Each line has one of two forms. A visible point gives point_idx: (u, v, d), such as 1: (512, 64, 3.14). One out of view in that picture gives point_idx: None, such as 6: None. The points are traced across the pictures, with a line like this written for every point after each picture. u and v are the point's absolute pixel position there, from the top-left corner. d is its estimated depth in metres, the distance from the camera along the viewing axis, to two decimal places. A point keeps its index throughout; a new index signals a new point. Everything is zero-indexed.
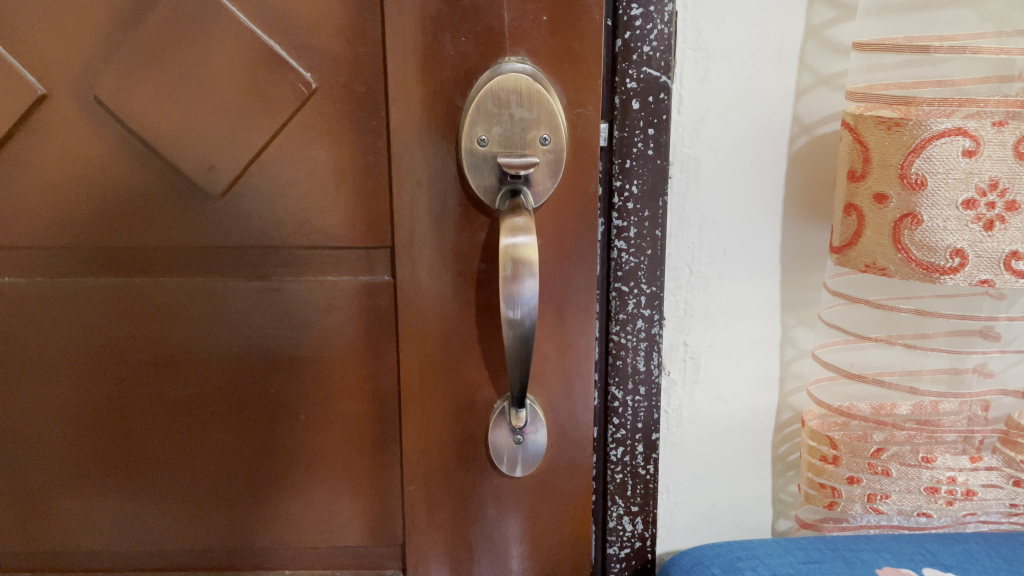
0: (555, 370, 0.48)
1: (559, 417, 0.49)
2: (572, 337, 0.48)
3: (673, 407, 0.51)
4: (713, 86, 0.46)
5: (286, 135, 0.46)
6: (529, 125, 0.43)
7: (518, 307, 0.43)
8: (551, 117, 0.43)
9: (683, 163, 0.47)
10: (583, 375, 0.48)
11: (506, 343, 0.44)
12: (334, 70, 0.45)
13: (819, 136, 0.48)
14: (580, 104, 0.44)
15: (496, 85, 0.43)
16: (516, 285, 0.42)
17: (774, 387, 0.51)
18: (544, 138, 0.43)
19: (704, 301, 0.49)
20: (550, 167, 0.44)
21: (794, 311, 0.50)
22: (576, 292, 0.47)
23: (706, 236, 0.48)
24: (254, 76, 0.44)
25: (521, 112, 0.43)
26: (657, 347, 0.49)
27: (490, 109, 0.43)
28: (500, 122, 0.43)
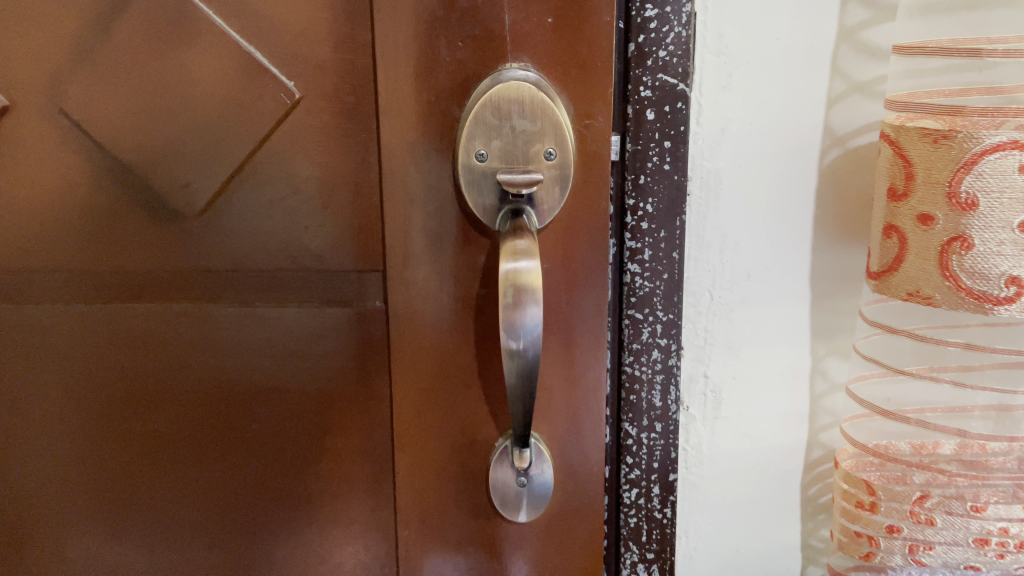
0: (562, 405, 0.44)
1: (566, 457, 0.45)
2: (581, 369, 0.43)
3: (692, 445, 0.47)
4: (736, 94, 0.42)
5: (268, 150, 0.42)
6: (532, 138, 0.39)
7: (519, 338, 0.38)
8: (556, 130, 0.39)
9: (702, 179, 0.43)
10: (593, 410, 0.44)
11: (508, 377, 0.40)
12: (320, 78, 0.41)
13: (852, 149, 0.43)
14: (589, 115, 0.40)
15: (496, 95, 0.39)
16: (517, 314, 0.38)
17: (804, 423, 0.47)
18: (549, 152, 0.39)
19: (726, 330, 0.45)
20: (556, 185, 0.40)
21: (825, 340, 0.46)
22: (584, 320, 0.43)
23: (728, 258, 0.44)
24: (231, 88, 0.41)
25: (523, 125, 0.39)
26: (674, 380, 0.45)
27: (489, 120, 0.39)
28: (500, 135, 0.39)
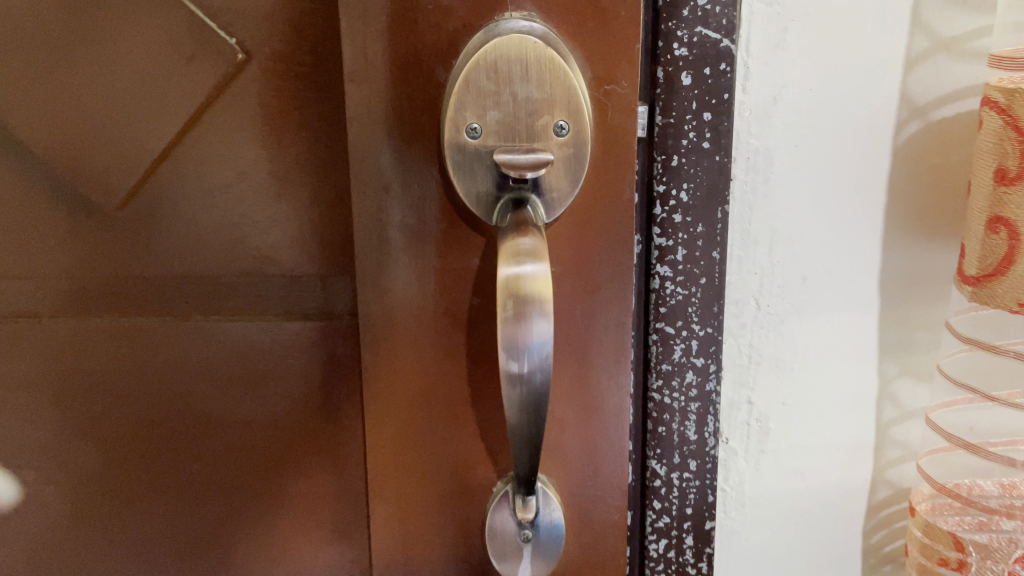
0: (575, 441, 0.36)
1: (580, 506, 0.36)
2: (598, 396, 0.35)
3: (732, 485, 0.38)
4: (792, 53, 0.33)
5: (205, 126, 0.34)
6: (539, 108, 0.31)
7: (524, 359, 0.30)
8: (569, 97, 0.31)
9: (748, 161, 0.35)
10: (614, 446, 0.36)
11: (508, 409, 0.31)
12: (272, 33, 0.33)
13: (935, 123, 0.35)
14: (610, 79, 0.32)
15: (492, 52, 0.30)
16: (521, 329, 0.30)
17: (867, 457, 0.39)
18: (559, 125, 0.31)
19: (775, 345, 0.37)
20: (569, 167, 0.32)
21: (895, 358, 0.37)
22: (601, 338, 0.34)
23: (779, 258, 0.36)
24: (157, 48, 0.32)
25: (527, 91, 0.31)
26: (713, 409, 0.37)
27: (483, 85, 0.31)
28: (497, 105, 0.31)
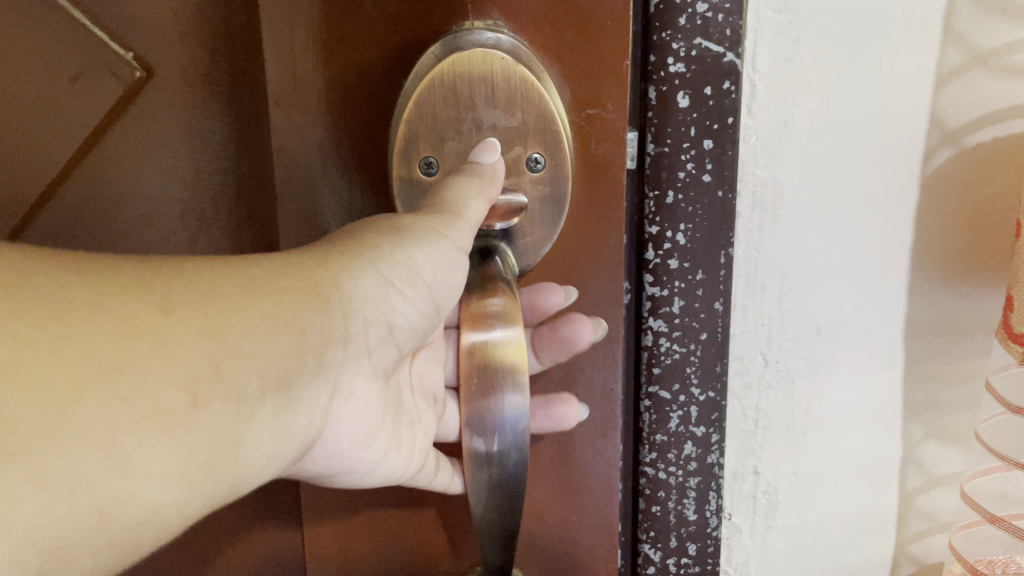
0: (555, 526, 0.31)
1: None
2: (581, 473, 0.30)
3: (734, 566, 0.33)
4: (808, 68, 0.28)
5: (106, 158, 0.29)
6: (507, 138, 0.26)
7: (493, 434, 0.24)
8: (545, 125, 0.26)
9: (755, 196, 0.29)
10: (601, 530, 0.31)
11: (477, 505, 0.25)
12: (182, 49, 0.28)
13: (970, 149, 0.29)
14: (594, 101, 0.26)
15: (452, 71, 0.25)
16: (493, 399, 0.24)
17: (888, 530, 0.34)
18: (534, 159, 0.26)
19: (786, 408, 0.32)
20: (546, 208, 0.27)
21: (921, 419, 0.32)
22: (585, 409, 0.30)
23: (790, 306, 0.31)
24: (43, 66, 0.27)
25: (494, 116, 0.26)
26: (715, 485, 0.31)
27: (442, 112, 0.25)
28: (459, 134, 0.26)
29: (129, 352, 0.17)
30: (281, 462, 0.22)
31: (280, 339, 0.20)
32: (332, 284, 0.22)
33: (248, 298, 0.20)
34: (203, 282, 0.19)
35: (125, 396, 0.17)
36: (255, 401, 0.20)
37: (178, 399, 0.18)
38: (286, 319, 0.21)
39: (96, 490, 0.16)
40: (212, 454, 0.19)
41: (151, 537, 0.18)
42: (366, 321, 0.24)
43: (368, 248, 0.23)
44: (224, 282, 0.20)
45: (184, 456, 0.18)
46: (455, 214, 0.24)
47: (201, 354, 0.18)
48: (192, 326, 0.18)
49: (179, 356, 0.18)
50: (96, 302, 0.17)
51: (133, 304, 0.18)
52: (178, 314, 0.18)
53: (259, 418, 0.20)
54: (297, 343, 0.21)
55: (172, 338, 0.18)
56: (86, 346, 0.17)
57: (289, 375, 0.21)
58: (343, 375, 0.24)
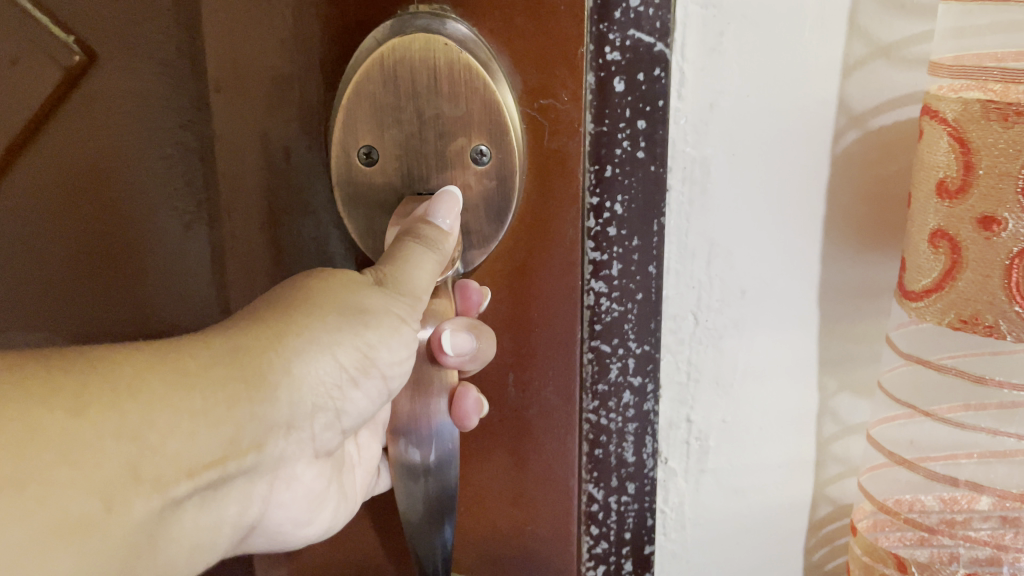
0: (507, 472, 0.36)
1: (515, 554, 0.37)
2: (531, 448, 0.36)
3: (671, 506, 0.37)
4: (729, 57, 0.32)
5: (72, 118, 0.37)
6: (452, 130, 0.31)
7: (428, 445, 0.34)
8: (487, 115, 0.31)
9: (685, 171, 0.33)
10: (551, 486, 0.36)
11: (413, 508, 0.34)
12: (132, 30, 0.35)
13: (874, 131, 0.33)
14: (546, 91, 0.31)
15: (394, 63, 0.30)
16: (427, 412, 0.34)
17: (809, 473, 0.37)
18: (480, 150, 0.32)
19: (714, 362, 0.35)
20: (495, 193, 0.32)
21: (836, 373, 0.36)
22: (543, 405, 0.35)
23: (717, 271, 0.34)
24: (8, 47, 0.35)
25: (436, 109, 0.31)
26: (650, 429, 0.35)
27: (387, 102, 0.31)
28: (403, 122, 0.32)
29: (44, 463, 0.22)
30: (191, 525, 0.28)
31: (202, 436, 0.26)
32: (275, 370, 0.28)
33: (171, 402, 0.25)
34: (152, 388, 0.25)
35: (62, 508, 0.22)
36: (166, 492, 0.25)
37: (104, 503, 0.23)
38: (227, 419, 0.27)
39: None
40: (137, 545, 0.25)
41: None
42: (315, 403, 0.31)
43: (327, 338, 0.30)
44: (136, 382, 0.25)
45: (93, 553, 0.23)
46: (415, 297, 0.31)
47: (115, 456, 0.24)
48: (105, 430, 0.23)
49: (89, 462, 0.23)
50: (56, 432, 0.22)
51: (52, 415, 0.22)
52: (114, 425, 0.24)
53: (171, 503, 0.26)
54: (230, 435, 0.27)
55: (84, 443, 0.23)
56: (37, 466, 0.22)
57: (196, 469, 0.26)
58: (266, 448, 0.30)
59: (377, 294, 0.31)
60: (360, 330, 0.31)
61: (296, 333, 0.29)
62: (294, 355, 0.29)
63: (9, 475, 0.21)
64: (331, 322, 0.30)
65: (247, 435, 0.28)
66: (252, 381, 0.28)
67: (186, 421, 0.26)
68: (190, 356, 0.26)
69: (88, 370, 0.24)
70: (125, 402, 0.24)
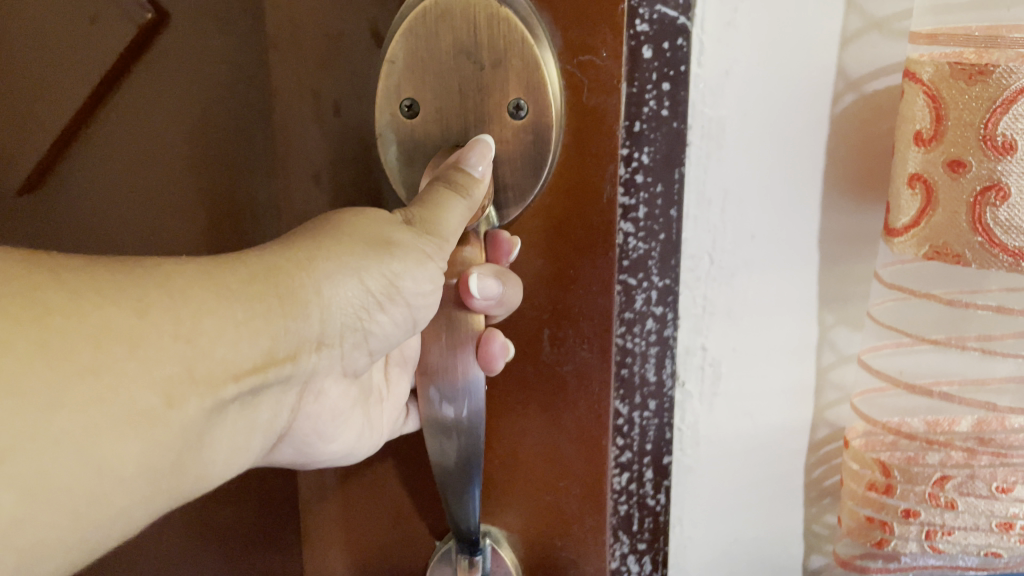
0: (542, 422, 0.41)
1: (551, 506, 0.42)
2: (563, 404, 0.40)
3: (688, 425, 0.42)
4: (742, 31, 0.37)
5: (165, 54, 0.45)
6: (496, 86, 0.36)
7: (462, 401, 0.39)
8: (526, 70, 0.36)
9: (703, 129, 0.38)
10: (584, 434, 0.41)
11: (449, 457, 0.39)
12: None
13: (868, 94, 0.39)
14: (587, 50, 0.35)
15: (447, 32, 0.36)
16: (459, 368, 0.40)
17: (810, 398, 0.43)
18: (517, 104, 0.36)
19: (727, 297, 0.41)
20: (534, 143, 0.37)
21: (834, 308, 0.42)
22: (577, 362, 0.40)
23: (729, 217, 0.40)
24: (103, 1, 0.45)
25: (478, 64, 0.36)
26: (669, 353, 0.41)
27: (433, 58, 0.36)
28: (449, 75, 0.37)
29: (116, 356, 0.26)
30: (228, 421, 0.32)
31: (243, 342, 0.30)
32: (304, 288, 0.32)
33: (217, 309, 0.29)
34: (201, 296, 0.29)
35: (133, 397, 0.26)
36: (210, 392, 0.30)
37: (166, 398, 0.28)
38: (264, 329, 0.31)
39: (108, 466, 0.26)
40: (190, 437, 0.30)
41: (139, 489, 0.28)
42: (344, 317, 0.35)
43: (351, 263, 0.34)
44: (187, 290, 0.29)
45: (153, 437, 0.28)
46: (440, 236, 0.36)
47: (173, 354, 0.28)
48: (166, 331, 0.27)
49: (153, 359, 0.27)
50: (127, 334, 0.26)
51: (122, 316, 0.26)
52: (171, 328, 0.28)
53: (215, 399, 0.30)
54: (267, 344, 0.32)
55: (150, 341, 0.27)
56: (109, 360, 0.26)
57: (238, 371, 0.31)
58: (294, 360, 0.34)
59: (406, 232, 0.35)
60: (386, 258, 0.35)
61: (326, 257, 0.33)
62: (323, 277, 0.33)
63: (91, 363, 0.25)
64: (359, 251, 0.34)
65: (279, 346, 0.32)
66: (284, 297, 0.32)
67: (229, 327, 0.30)
68: (231, 271, 0.30)
69: (151, 277, 0.28)
70: (178, 309, 0.28)
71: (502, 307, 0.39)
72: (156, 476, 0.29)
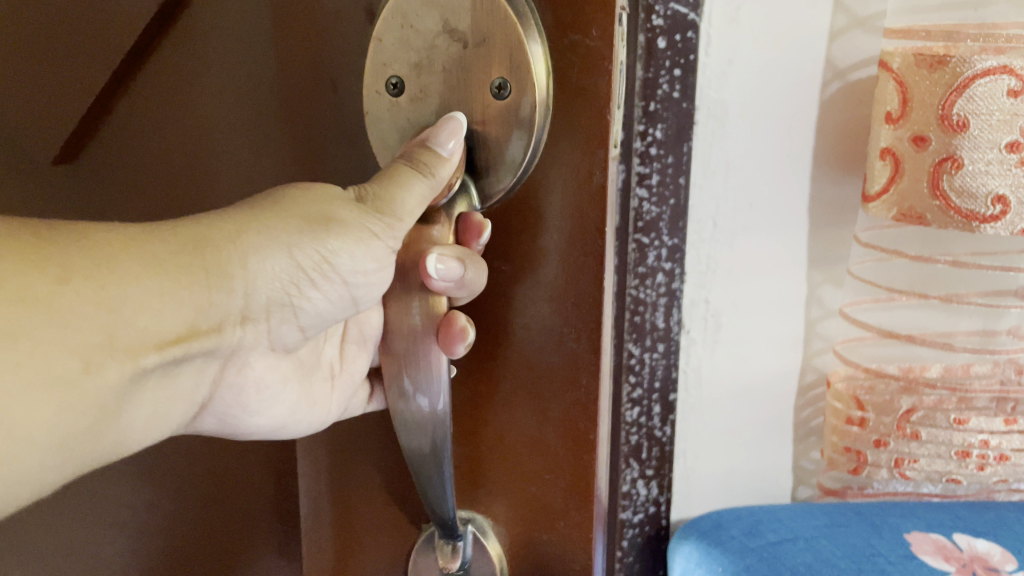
0: (528, 399, 0.36)
1: (537, 500, 0.37)
2: (551, 396, 0.36)
3: (692, 368, 0.49)
4: (743, 26, 0.43)
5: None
6: (477, 58, 0.32)
7: (435, 393, 0.35)
8: (507, 44, 0.31)
9: (709, 111, 0.45)
10: (571, 415, 0.36)
11: (416, 445, 0.36)
12: None
13: (853, 82, 0.45)
14: (579, 26, 0.31)
15: (433, 4, 0.31)
16: (424, 352, 0.36)
17: (799, 348, 0.49)
18: (499, 84, 0.32)
19: (727, 256, 0.47)
20: (518, 117, 0.32)
21: (820, 268, 0.48)
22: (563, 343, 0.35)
23: (731, 186, 0.46)
24: None
25: (458, 27, 0.31)
26: (676, 303, 0.47)
27: (404, 33, 0.32)
28: (419, 49, 0.32)
29: (35, 320, 0.25)
30: (150, 394, 0.31)
31: (172, 314, 0.29)
32: (240, 261, 0.31)
33: (152, 279, 0.28)
34: (128, 263, 0.28)
35: (49, 364, 0.26)
36: (142, 363, 0.29)
37: (82, 365, 0.27)
38: (187, 302, 0.30)
39: (11, 433, 0.25)
40: (106, 407, 0.28)
41: (55, 455, 0.27)
42: (270, 294, 0.34)
43: (279, 240, 0.32)
44: (122, 254, 0.28)
45: (68, 408, 0.27)
46: (396, 218, 0.33)
47: (98, 324, 0.27)
48: (88, 298, 0.27)
49: (78, 325, 0.26)
50: (43, 299, 0.25)
51: (42, 278, 0.25)
52: (93, 295, 0.27)
53: (140, 368, 0.29)
54: (193, 315, 0.30)
55: (75, 307, 0.26)
56: (25, 324, 0.25)
57: (166, 341, 0.30)
58: (219, 338, 0.33)
59: (353, 209, 0.33)
60: (322, 236, 0.33)
61: (256, 231, 0.32)
62: (251, 248, 0.31)
63: (7, 327, 0.24)
64: (292, 226, 0.32)
65: (208, 316, 0.31)
66: (212, 269, 0.30)
67: (164, 295, 0.29)
68: (180, 232, 0.30)
69: (76, 243, 0.27)
70: (104, 277, 0.27)
71: (464, 289, 0.35)
72: (64, 444, 0.27)
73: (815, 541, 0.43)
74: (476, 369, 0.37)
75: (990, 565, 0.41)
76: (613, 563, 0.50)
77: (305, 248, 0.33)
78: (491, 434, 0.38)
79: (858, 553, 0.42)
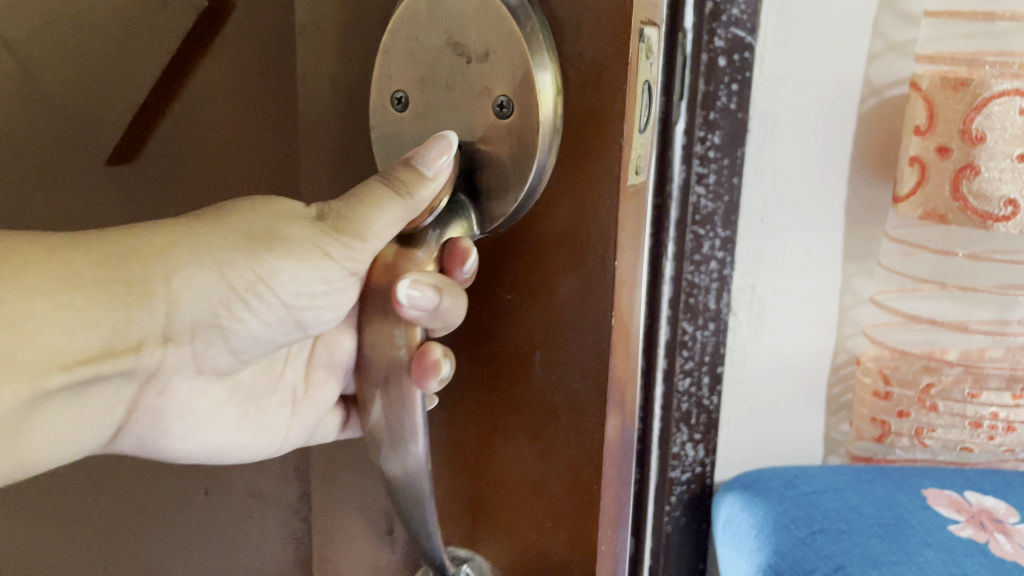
0: (529, 446, 0.39)
1: (536, 546, 0.40)
2: (553, 439, 0.38)
3: (737, 344, 0.56)
4: (793, 49, 0.50)
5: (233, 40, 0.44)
6: (490, 76, 0.33)
7: (414, 435, 0.37)
8: (510, 60, 0.33)
9: (760, 121, 0.51)
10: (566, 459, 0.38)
11: (396, 484, 0.38)
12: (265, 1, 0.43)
13: (888, 99, 0.52)
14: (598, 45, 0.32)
15: (438, 20, 0.34)
16: (403, 398, 0.37)
17: (831, 331, 0.56)
18: (501, 101, 0.33)
19: (772, 247, 0.54)
20: (517, 143, 0.34)
21: (855, 261, 0.55)
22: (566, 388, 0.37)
23: (778, 186, 0.53)
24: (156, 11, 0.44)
25: (478, 47, 0.33)
26: (727, 287, 0.54)
27: (421, 53, 0.35)
28: (439, 62, 0.34)
29: None
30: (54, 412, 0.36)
31: (79, 333, 0.34)
32: (160, 284, 0.37)
33: (62, 302, 0.33)
34: (42, 286, 0.33)
35: None
36: (46, 382, 0.34)
37: None
38: (102, 320, 0.35)
39: None
40: (8, 422, 0.34)
41: None
42: (203, 309, 0.39)
43: (207, 265, 0.38)
44: (34, 272, 0.33)
45: None
46: (363, 236, 0.37)
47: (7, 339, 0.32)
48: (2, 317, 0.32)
49: None
50: None
51: None
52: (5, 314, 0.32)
53: (45, 387, 0.34)
54: (105, 335, 0.36)
55: None
56: None
57: (68, 362, 0.35)
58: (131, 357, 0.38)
59: (303, 227, 0.38)
60: (261, 253, 0.38)
61: (181, 251, 0.37)
62: (175, 267, 0.37)
63: None
64: (224, 246, 0.38)
65: (119, 336, 0.37)
66: (131, 285, 0.36)
67: (72, 316, 0.34)
68: (95, 260, 0.35)
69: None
70: (19, 297, 0.32)
71: (436, 317, 0.37)
72: None
73: (843, 491, 0.50)
74: (485, 406, 0.40)
75: (995, 516, 0.48)
76: (662, 514, 0.57)
77: (234, 268, 0.38)
78: (491, 477, 0.40)
79: (880, 502, 0.49)
